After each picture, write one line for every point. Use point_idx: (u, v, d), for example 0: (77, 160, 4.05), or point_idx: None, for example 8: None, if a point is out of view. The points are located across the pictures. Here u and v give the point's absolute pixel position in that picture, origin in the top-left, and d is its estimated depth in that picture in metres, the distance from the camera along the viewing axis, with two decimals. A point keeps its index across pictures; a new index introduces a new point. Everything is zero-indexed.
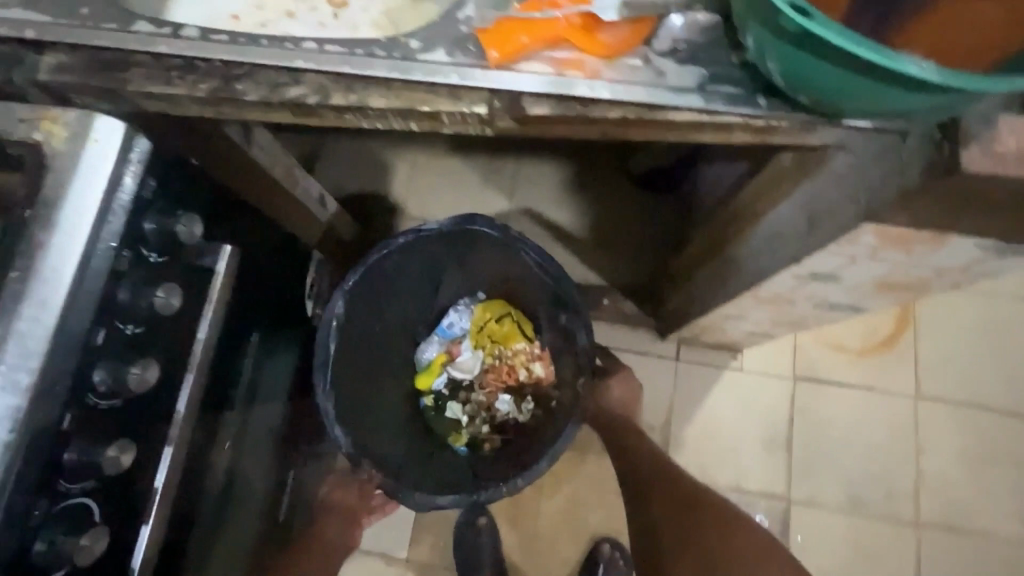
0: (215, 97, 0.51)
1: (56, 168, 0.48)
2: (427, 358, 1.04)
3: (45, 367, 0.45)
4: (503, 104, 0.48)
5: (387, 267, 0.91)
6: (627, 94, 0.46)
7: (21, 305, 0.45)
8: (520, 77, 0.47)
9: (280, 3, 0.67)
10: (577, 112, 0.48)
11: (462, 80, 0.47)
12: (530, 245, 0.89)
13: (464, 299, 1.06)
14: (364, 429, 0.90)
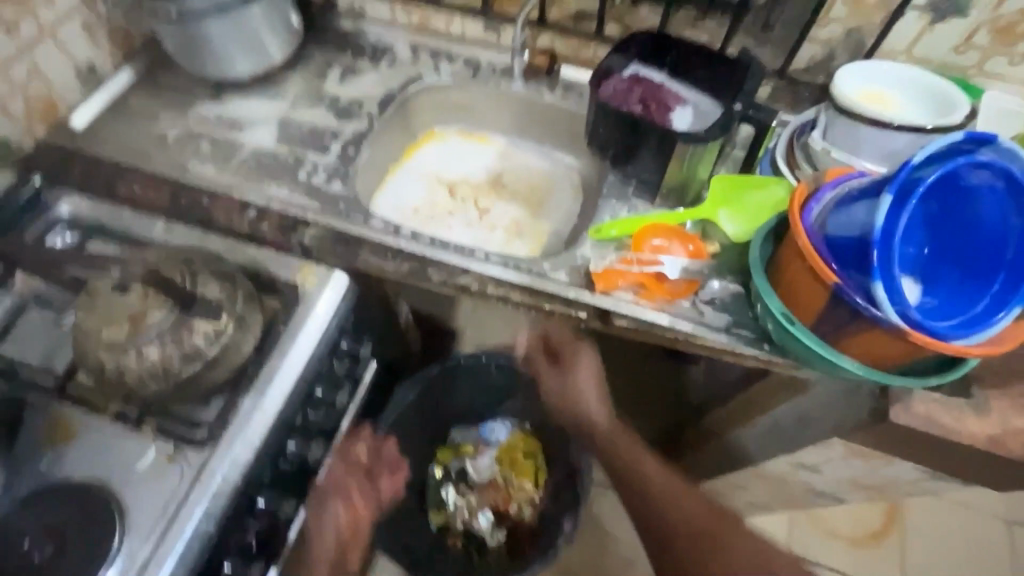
0: (412, 272, 0.78)
1: (305, 303, 0.74)
2: (459, 440, 1.24)
3: (270, 434, 0.67)
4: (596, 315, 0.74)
5: (472, 370, 1.14)
6: (679, 326, 0.71)
7: (269, 389, 0.68)
8: (612, 302, 0.73)
9: (447, 205, 0.97)
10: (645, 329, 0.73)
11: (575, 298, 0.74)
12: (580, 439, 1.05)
13: (511, 419, 1.26)
14: (386, 497, 1.05)
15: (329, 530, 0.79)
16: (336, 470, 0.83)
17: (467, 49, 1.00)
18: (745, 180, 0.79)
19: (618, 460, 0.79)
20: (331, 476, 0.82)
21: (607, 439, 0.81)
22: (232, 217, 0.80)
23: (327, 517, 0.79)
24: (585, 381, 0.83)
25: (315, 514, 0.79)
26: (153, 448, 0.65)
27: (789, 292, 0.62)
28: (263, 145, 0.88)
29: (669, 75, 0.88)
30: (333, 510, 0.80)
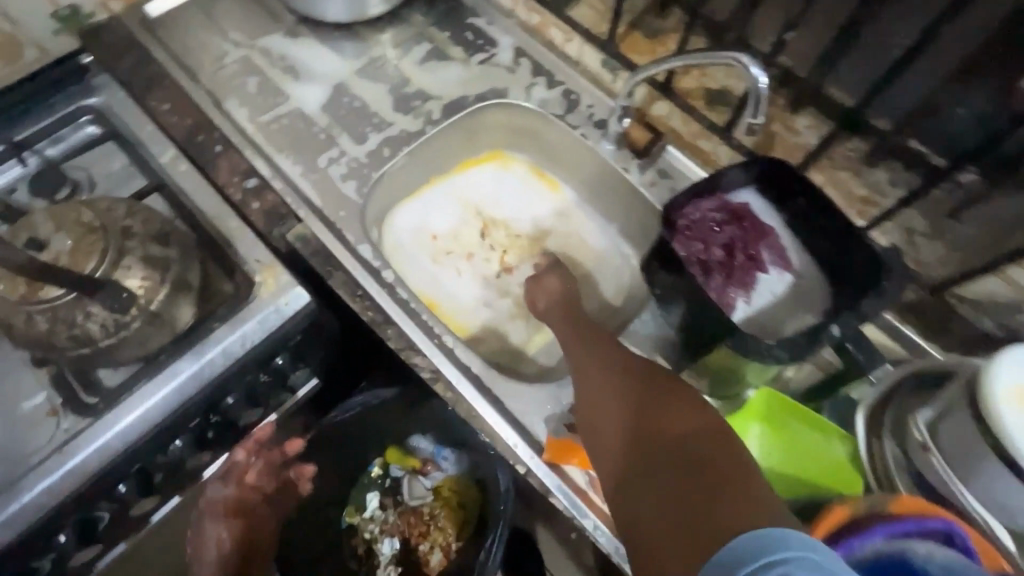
0: (371, 322, 0.67)
1: (251, 307, 0.67)
2: (412, 449, 1.12)
3: (151, 432, 0.62)
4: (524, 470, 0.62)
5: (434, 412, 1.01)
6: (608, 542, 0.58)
7: (170, 386, 0.63)
8: (550, 474, 0.61)
9: (471, 243, 0.84)
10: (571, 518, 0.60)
11: (513, 447, 0.62)
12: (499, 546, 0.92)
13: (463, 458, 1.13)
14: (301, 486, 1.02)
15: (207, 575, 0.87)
16: (226, 492, 0.85)
17: (571, 79, 0.83)
18: (794, 410, 0.60)
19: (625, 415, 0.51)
20: (214, 510, 0.85)
21: (629, 428, 0.50)
22: (231, 178, 0.73)
23: (209, 542, 0.87)
24: (573, 347, 0.61)
25: (201, 530, 0.85)
26: (46, 392, 0.63)
27: None
28: (306, 108, 0.80)
29: (783, 221, 0.67)
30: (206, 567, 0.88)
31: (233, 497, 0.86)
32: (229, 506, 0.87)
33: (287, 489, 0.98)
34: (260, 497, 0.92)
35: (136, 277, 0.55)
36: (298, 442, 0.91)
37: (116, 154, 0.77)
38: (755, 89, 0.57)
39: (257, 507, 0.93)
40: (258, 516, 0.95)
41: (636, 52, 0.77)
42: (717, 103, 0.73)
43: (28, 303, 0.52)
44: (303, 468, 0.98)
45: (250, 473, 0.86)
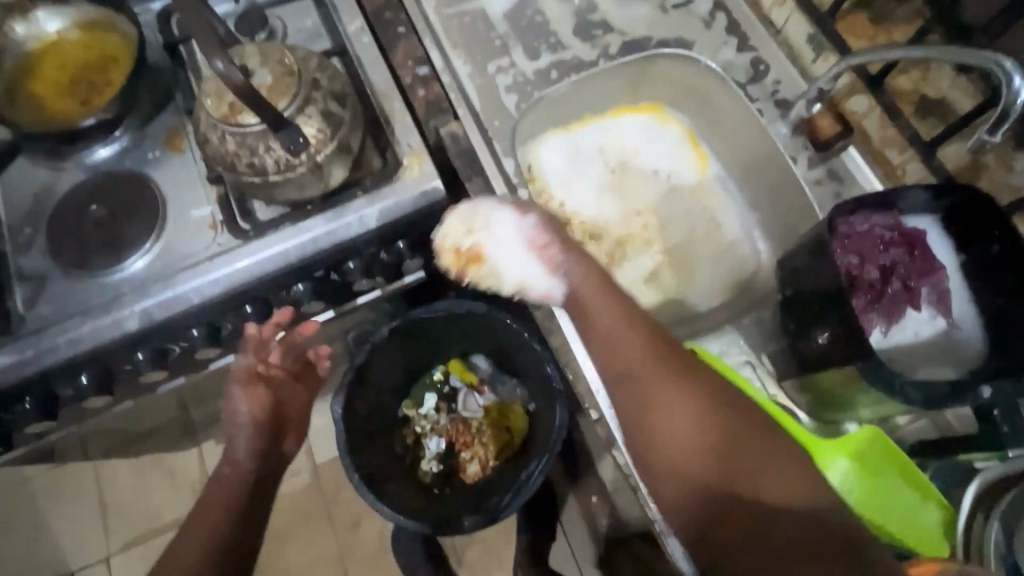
0: None
1: (391, 186, 0.71)
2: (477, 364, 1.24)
3: (285, 268, 0.70)
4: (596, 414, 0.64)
5: (511, 337, 1.09)
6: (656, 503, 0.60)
7: (309, 234, 0.69)
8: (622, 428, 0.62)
9: (606, 186, 0.83)
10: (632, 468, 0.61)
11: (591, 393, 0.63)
12: (542, 464, 1.01)
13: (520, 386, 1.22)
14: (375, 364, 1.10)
15: (243, 445, 0.74)
16: (246, 363, 0.75)
17: (765, 47, 0.76)
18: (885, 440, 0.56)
19: (716, 421, 0.50)
20: (237, 378, 0.75)
21: (715, 435, 0.49)
22: (405, 62, 0.76)
23: (235, 415, 0.74)
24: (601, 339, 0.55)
25: (228, 397, 0.75)
26: (211, 207, 0.71)
27: None
28: (490, 11, 0.79)
29: (957, 263, 0.60)
30: (242, 433, 0.74)
31: (253, 366, 0.76)
32: (252, 373, 0.76)
33: (305, 373, 0.85)
34: (286, 375, 0.82)
35: (312, 127, 0.60)
36: (312, 324, 0.79)
37: (310, 12, 0.82)
38: (1010, 100, 0.51)
39: (289, 383, 0.83)
40: (286, 398, 0.81)
41: (852, 35, 0.69)
42: (928, 115, 0.64)
43: (226, 123, 0.58)
44: (321, 350, 0.86)
45: (271, 350, 0.77)
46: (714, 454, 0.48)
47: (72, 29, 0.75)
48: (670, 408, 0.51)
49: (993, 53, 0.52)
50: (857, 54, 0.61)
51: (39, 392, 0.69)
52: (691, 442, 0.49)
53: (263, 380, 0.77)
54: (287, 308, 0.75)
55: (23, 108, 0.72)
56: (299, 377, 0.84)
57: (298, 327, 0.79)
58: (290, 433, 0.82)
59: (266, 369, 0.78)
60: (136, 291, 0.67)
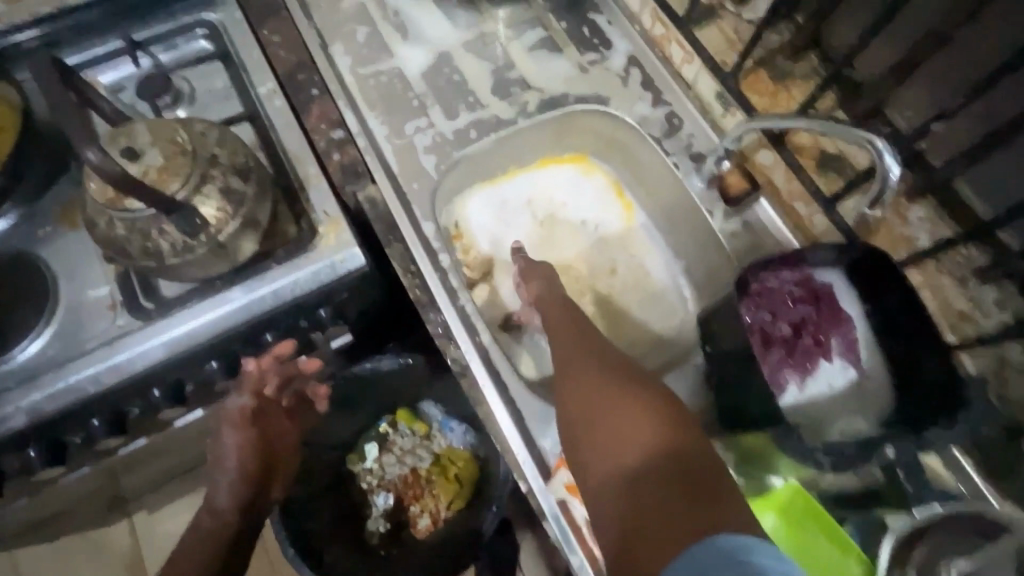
0: (416, 301, 0.68)
1: (306, 257, 0.68)
2: (424, 412, 1.20)
3: (195, 348, 0.66)
4: (524, 487, 0.62)
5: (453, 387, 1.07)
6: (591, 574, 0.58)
7: (219, 311, 0.66)
8: (551, 501, 0.60)
9: (534, 238, 0.83)
10: (561, 541, 0.59)
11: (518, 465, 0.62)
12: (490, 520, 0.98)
13: (469, 432, 1.19)
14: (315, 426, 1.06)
15: (226, 495, 0.64)
16: (242, 402, 0.68)
17: (677, 101, 0.78)
18: (818, 506, 0.56)
19: (630, 394, 0.53)
20: (230, 420, 0.67)
21: (636, 409, 0.51)
22: (319, 126, 0.74)
23: (227, 462, 0.65)
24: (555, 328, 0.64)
25: (218, 439, 0.67)
26: (110, 286, 0.67)
27: (636, 549, 0.41)
28: (407, 70, 0.79)
29: (864, 313, 0.62)
30: (226, 480, 0.65)
31: (250, 408, 0.68)
32: (248, 416, 0.67)
33: (299, 407, 0.74)
34: (278, 409, 0.71)
35: (211, 207, 0.57)
36: (315, 362, 0.73)
37: (220, 74, 0.79)
38: (886, 177, 0.53)
39: (285, 422, 0.72)
40: (282, 438, 0.71)
41: (755, 92, 0.72)
42: (828, 170, 0.67)
43: (112, 209, 0.54)
44: (319, 386, 0.75)
45: (267, 386, 0.69)
46: (611, 414, 0.51)
47: None
48: (576, 388, 0.55)
49: (870, 130, 0.54)
50: (755, 119, 0.63)
51: None
52: (599, 391, 0.54)
53: (259, 421, 0.68)
54: (291, 342, 0.69)
55: None
56: (292, 415, 0.74)
57: (302, 362, 0.72)
58: (277, 478, 0.71)
59: (264, 405, 0.69)
60: (23, 385, 0.61)
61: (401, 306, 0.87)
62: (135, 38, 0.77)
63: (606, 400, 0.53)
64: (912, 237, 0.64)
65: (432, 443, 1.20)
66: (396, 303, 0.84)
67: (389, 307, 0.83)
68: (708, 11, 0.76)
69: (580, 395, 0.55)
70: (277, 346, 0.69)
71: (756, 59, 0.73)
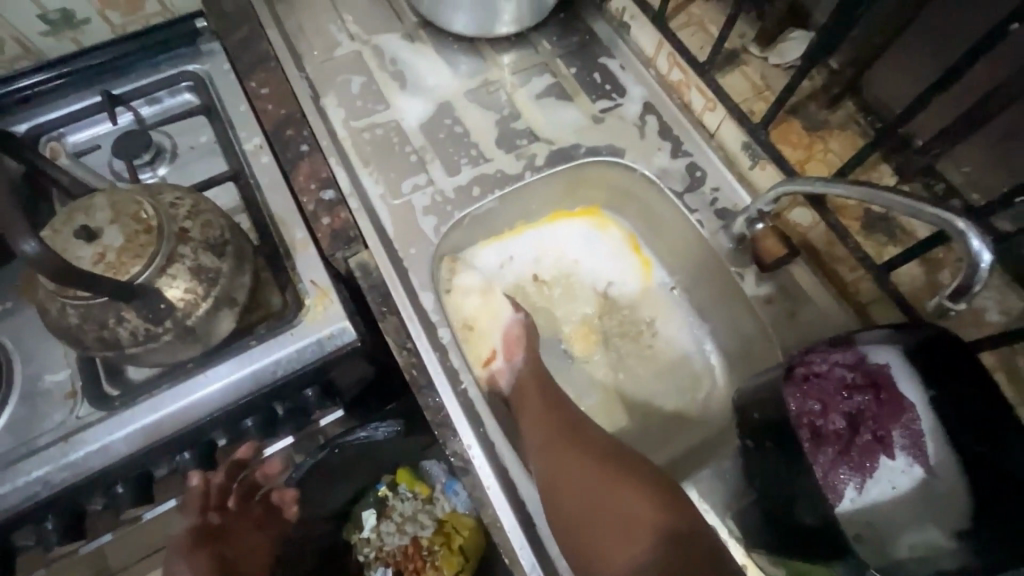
0: (412, 383, 0.60)
1: (289, 335, 0.61)
2: (426, 474, 1.11)
3: (162, 441, 0.58)
4: None
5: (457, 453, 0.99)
6: None
7: (192, 398, 0.59)
8: None
9: (544, 299, 0.76)
10: None
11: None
12: None
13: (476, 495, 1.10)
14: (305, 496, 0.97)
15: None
16: (194, 521, 0.63)
17: (699, 152, 0.71)
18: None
19: (629, 485, 0.54)
20: (180, 546, 0.63)
21: (640, 504, 0.53)
22: (308, 186, 0.68)
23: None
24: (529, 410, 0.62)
25: (171, 574, 0.62)
26: (69, 370, 0.60)
27: None
28: (404, 122, 0.73)
29: (929, 400, 0.53)
30: None
31: (200, 528, 0.64)
32: (200, 536, 0.64)
33: (265, 515, 0.72)
34: (243, 519, 0.69)
35: (179, 288, 0.50)
36: (275, 465, 0.72)
37: (204, 129, 0.74)
38: (973, 266, 0.46)
39: (247, 532, 0.70)
40: (248, 550, 0.70)
41: (788, 144, 0.65)
42: (874, 231, 0.60)
43: (63, 296, 0.48)
44: (286, 491, 0.75)
45: (228, 498, 0.66)
46: (622, 511, 0.53)
47: None
48: (577, 481, 0.55)
49: (940, 204, 0.47)
50: (794, 180, 0.56)
51: None
52: (603, 490, 0.54)
53: (213, 541, 0.65)
54: (250, 445, 0.65)
55: None
56: (260, 526, 0.72)
57: (260, 468, 0.70)
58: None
59: (220, 521, 0.65)
60: None
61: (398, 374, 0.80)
62: (114, 92, 0.72)
63: (604, 499, 0.54)
64: (979, 310, 0.56)
65: (435, 507, 1.11)
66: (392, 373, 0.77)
67: (384, 377, 0.76)
68: (731, 56, 0.70)
69: (585, 490, 0.54)
70: (238, 450, 0.65)
71: (787, 107, 0.66)
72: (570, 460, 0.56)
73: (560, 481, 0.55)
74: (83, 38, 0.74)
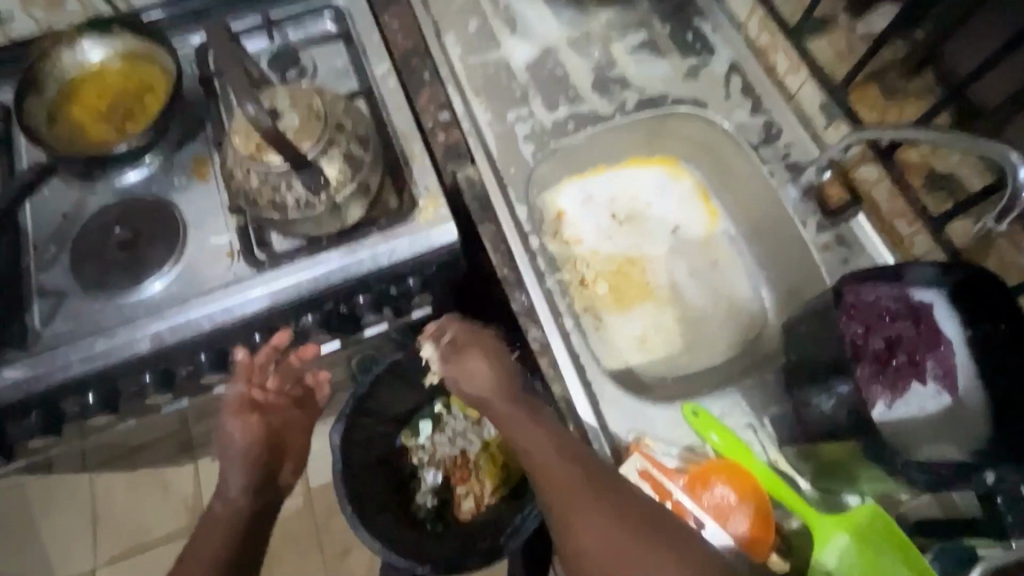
0: (503, 278, 0.71)
1: (404, 225, 0.72)
2: None
3: (297, 299, 0.72)
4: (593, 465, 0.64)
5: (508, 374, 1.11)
6: None
7: (321, 267, 0.71)
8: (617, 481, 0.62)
9: (617, 227, 0.85)
10: None
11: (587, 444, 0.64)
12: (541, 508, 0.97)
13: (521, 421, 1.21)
14: (376, 397, 1.10)
15: (235, 482, 0.73)
16: (239, 392, 0.76)
17: (778, 111, 0.78)
18: (887, 521, 0.56)
19: (638, 533, 0.53)
20: (230, 408, 0.76)
21: (659, 549, 0.52)
22: (427, 107, 0.79)
23: (232, 448, 0.74)
24: (506, 432, 0.63)
25: (223, 432, 0.75)
26: (229, 236, 0.74)
27: None
28: (513, 62, 0.83)
29: (965, 338, 0.59)
30: (236, 465, 0.74)
31: (245, 395, 0.76)
32: (246, 402, 0.76)
33: (306, 399, 0.85)
34: (276, 397, 0.80)
35: (334, 168, 0.62)
36: (311, 349, 0.79)
37: (341, 53, 0.85)
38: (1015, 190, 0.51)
39: (284, 410, 0.81)
40: (285, 427, 0.81)
41: (864, 105, 0.71)
42: (939, 189, 0.66)
43: (252, 162, 0.60)
44: (318, 374, 0.86)
45: (267, 379, 0.78)
46: (644, 549, 0.52)
47: (112, 58, 0.79)
48: (591, 521, 0.54)
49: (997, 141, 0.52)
50: (866, 129, 0.62)
51: (46, 409, 0.70)
52: (628, 527, 0.53)
53: (256, 409, 0.77)
54: (286, 331, 0.74)
55: (61, 132, 0.76)
56: (298, 404, 0.83)
57: (297, 350, 0.79)
58: (285, 462, 0.80)
59: (261, 397, 0.78)
60: (150, 315, 0.69)
61: (476, 287, 0.91)
62: (271, 16, 0.85)
63: (619, 540, 0.53)
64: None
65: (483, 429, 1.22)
66: (472, 283, 0.87)
67: (466, 287, 0.87)
68: (820, 23, 0.76)
69: (611, 527, 0.54)
70: (274, 337, 0.75)
71: (867, 73, 0.72)
72: (582, 508, 0.55)
73: (576, 518, 0.54)
74: None
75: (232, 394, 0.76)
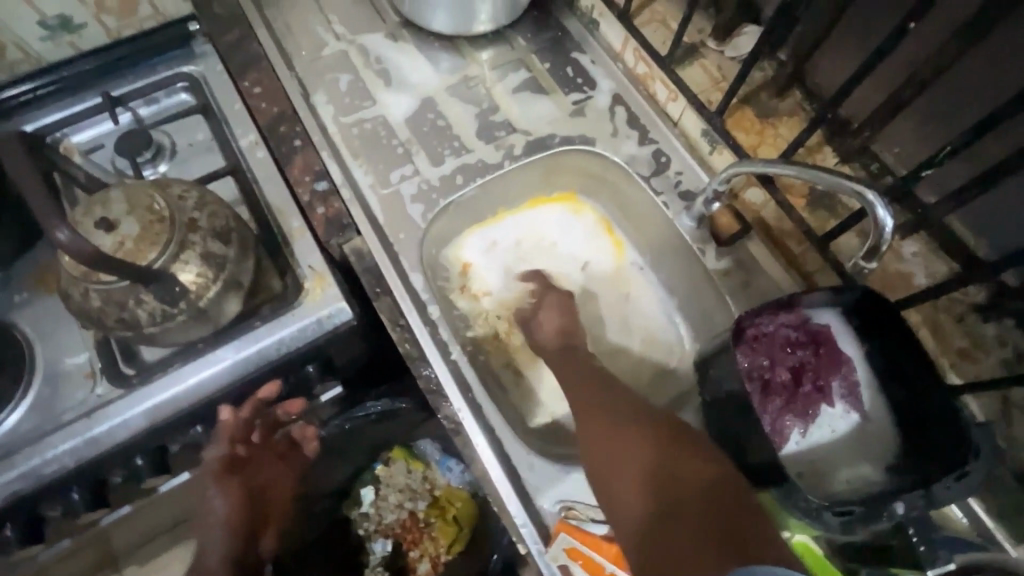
0: (406, 354, 0.67)
1: (288, 313, 0.66)
2: (419, 451, 1.16)
3: (177, 415, 0.63)
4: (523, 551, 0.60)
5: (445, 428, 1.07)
6: None
7: (201, 374, 0.63)
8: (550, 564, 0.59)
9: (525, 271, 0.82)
10: None
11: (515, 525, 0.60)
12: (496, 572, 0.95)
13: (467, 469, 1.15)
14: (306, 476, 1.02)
15: (217, 551, 0.66)
16: (221, 453, 0.66)
17: (664, 139, 0.78)
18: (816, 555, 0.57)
19: (660, 440, 0.58)
20: (212, 472, 0.67)
21: (677, 447, 0.57)
22: (302, 178, 0.73)
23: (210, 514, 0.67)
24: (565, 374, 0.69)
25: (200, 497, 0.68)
26: (89, 353, 0.65)
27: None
28: (391, 118, 0.78)
29: (863, 353, 0.60)
30: (216, 534, 0.67)
31: (226, 457, 0.67)
32: (227, 465, 0.67)
33: (290, 451, 0.75)
34: (265, 451, 0.71)
35: (191, 272, 0.55)
36: (298, 402, 0.70)
37: (201, 126, 0.78)
38: (878, 228, 0.52)
39: (267, 464, 0.72)
40: (268, 484, 0.73)
41: (741, 129, 0.73)
42: (819, 207, 0.68)
43: (88, 281, 0.53)
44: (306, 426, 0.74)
45: (252, 432, 0.68)
46: (661, 450, 0.57)
47: None
48: (608, 437, 0.60)
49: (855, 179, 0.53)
50: (742, 162, 0.62)
51: None
52: (640, 436, 0.59)
53: (239, 471, 0.69)
54: (274, 386, 0.66)
55: None
56: (283, 458, 0.74)
57: (283, 404, 0.70)
58: (268, 525, 0.75)
59: (245, 453, 0.68)
60: None
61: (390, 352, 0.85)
62: (114, 93, 0.76)
63: (639, 446, 0.58)
64: (908, 274, 0.63)
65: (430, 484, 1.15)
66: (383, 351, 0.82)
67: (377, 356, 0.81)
68: (690, 50, 0.77)
69: (632, 437, 0.59)
70: (261, 389, 0.66)
71: (740, 97, 0.74)
72: (593, 428, 0.61)
73: (596, 436, 0.60)
74: (81, 41, 0.75)
75: (213, 450, 0.66)
